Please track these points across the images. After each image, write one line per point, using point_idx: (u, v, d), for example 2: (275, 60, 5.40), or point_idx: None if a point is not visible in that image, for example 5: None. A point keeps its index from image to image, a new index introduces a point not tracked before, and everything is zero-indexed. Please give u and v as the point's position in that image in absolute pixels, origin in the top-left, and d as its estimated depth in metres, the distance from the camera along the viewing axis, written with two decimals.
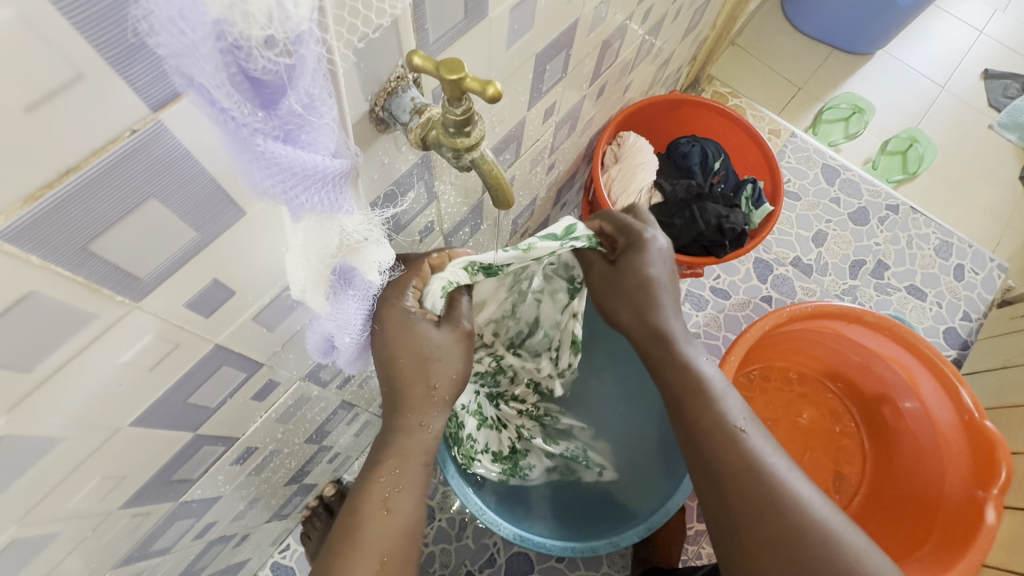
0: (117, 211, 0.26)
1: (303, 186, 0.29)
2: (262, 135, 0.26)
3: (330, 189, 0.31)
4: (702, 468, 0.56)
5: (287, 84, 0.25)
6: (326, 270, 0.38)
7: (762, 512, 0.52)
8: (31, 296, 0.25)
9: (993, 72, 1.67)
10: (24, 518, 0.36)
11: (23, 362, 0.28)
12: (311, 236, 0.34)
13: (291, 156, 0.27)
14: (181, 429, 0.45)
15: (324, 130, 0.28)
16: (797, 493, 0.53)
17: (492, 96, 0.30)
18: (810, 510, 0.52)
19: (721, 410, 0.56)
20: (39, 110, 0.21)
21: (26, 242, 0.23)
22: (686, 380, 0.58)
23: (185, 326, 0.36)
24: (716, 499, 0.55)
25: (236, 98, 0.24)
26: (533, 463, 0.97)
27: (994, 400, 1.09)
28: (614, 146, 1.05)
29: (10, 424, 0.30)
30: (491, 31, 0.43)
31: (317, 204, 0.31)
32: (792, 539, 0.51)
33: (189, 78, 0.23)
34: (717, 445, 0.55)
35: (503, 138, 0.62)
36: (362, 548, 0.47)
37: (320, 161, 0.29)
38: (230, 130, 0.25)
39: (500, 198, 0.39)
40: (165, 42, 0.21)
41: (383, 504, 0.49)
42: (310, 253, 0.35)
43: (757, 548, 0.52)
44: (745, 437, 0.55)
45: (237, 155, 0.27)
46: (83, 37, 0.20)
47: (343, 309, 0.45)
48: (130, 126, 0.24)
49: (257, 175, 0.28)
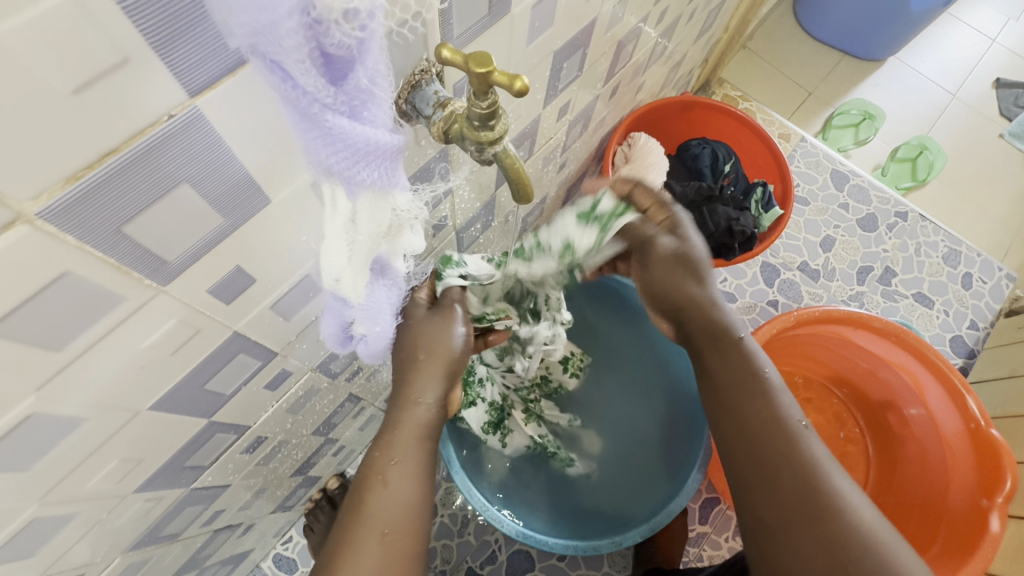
0: (152, 194, 0.27)
1: (365, 162, 0.30)
2: (330, 111, 0.26)
3: (387, 164, 0.31)
4: (748, 458, 0.54)
5: (356, 60, 0.26)
6: (370, 255, 0.37)
7: (814, 511, 0.49)
8: (65, 276, 0.26)
9: (1005, 81, 1.66)
10: (45, 496, 0.37)
11: (53, 341, 0.28)
12: (364, 214, 0.33)
13: (355, 132, 0.28)
14: (196, 415, 0.45)
15: (382, 106, 0.29)
16: (852, 500, 0.50)
17: (519, 91, 0.31)
18: (866, 519, 0.49)
19: (780, 403, 0.54)
20: (85, 93, 0.21)
21: (64, 223, 0.24)
22: (730, 370, 0.57)
23: (206, 311, 0.36)
24: (762, 493, 0.52)
25: (312, 74, 0.24)
26: (516, 432, 0.97)
27: (1000, 409, 1.09)
28: (624, 146, 1.03)
29: (39, 403, 0.30)
30: (513, 26, 0.44)
31: (376, 181, 0.31)
32: (844, 541, 0.48)
33: (265, 56, 0.23)
34: (771, 435, 0.53)
35: (519, 135, 0.63)
36: (365, 520, 0.48)
37: (381, 136, 0.29)
38: (300, 105, 0.26)
39: (520, 193, 0.40)
40: (246, 20, 0.22)
41: (379, 478, 0.50)
42: (362, 231, 0.34)
43: (803, 547, 0.49)
44: (805, 435, 0.53)
45: (302, 131, 0.27)
46: (129, 21, 0.21)
47: (375, 298, 0.44)
48: (168, 111, 0.24)
49: (323, 153, 0.28)
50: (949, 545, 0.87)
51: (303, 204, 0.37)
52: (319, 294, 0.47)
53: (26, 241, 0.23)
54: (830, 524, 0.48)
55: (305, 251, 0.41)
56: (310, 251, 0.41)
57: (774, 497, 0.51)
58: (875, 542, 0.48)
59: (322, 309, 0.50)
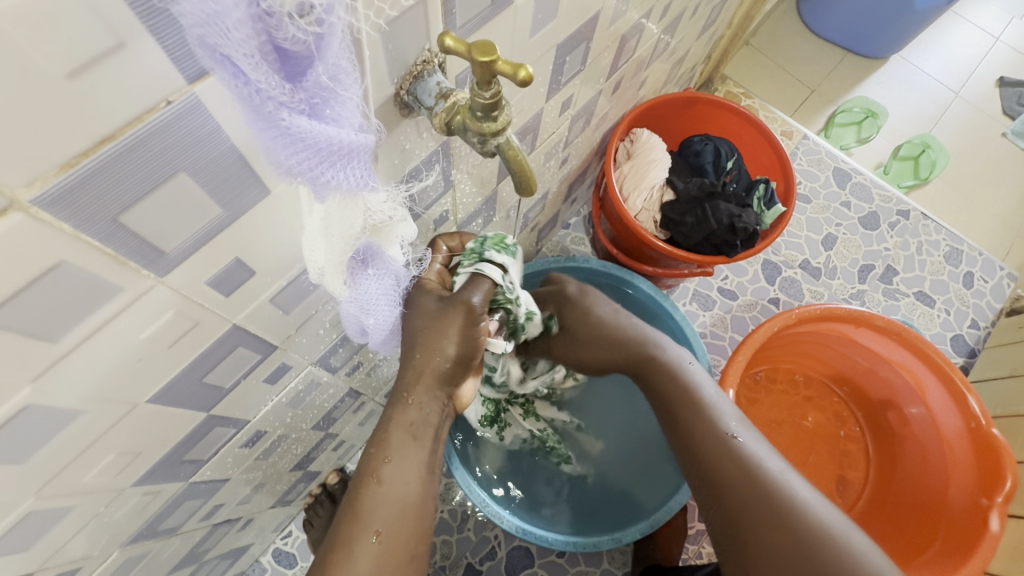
0: (149, 183, 0.26)
1: (327, 163, 0.29)
2: (287, 108, 0.26)
3: (353, 165, 0.31)
4: (702, 470, 0.60)
5: (314, 55, 0.25)
6: (349, 251, 0.38)
7: (765, 508, 0.54)
8: (61, 266, 0.25)
9: (1009, 79, 1.65)
10: (43, 489, 0.37)
11: (49, 332, 0.28)
12: (337, 217, 0.34)
13: (316, 131, 0.27)
14: (195, 409, 0.45)
15: (347, 104, 0.28)
16: (797, 492, 0.55)
17: (523, 80, 0.30)
18: (813, 508, 0.54)
19: (714, 418, 0.61)
20: (81, 77, 0.21)
21: (59, 210, 0.24)
22: (671, 392, 0.65)
23: (204, 303, 0.36)
24: (721, 504, 0.57)
25: (266, 69, 0.24)
26: (512, 425, 0.97)
27: (1000, 408, 1.09)
28: (627, 142, 1.05)
29: (35, 394, 0.30)
30: (516, 18, 0.43)
31: (341, 181, 0.31)
32: (797, 531, 0.53)
33: (215, 50, 0.22)
34: (715, 449, 0.59)
35: (521, 129, 0.62)
36: (358, 520, 0.48)
37: (345, 136, 0.29)
38: (254, 104, 0.25)
39: (523, 185, 0.39)
40: (192, 10, 0.21)
41: (373, 476, 0.50)
42: (337, 234, 0.35)
43: (759, 540, 0.54)
44: (740, 443, 0.59)
45: (260, 132, 0.26)
46: (125, 4, 0.20)
47: (365, 289, 0.44)
48: (165, 98, 0.24)
49: (283, 154, 0.27)
50: (948, 544, 0.87)
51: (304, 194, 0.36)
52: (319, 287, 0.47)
53: (21, 229, 0.23)
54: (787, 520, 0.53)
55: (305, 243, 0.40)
56: None
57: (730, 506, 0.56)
58: (827, 528, 0.53)
59: (322, 302, 0.49)
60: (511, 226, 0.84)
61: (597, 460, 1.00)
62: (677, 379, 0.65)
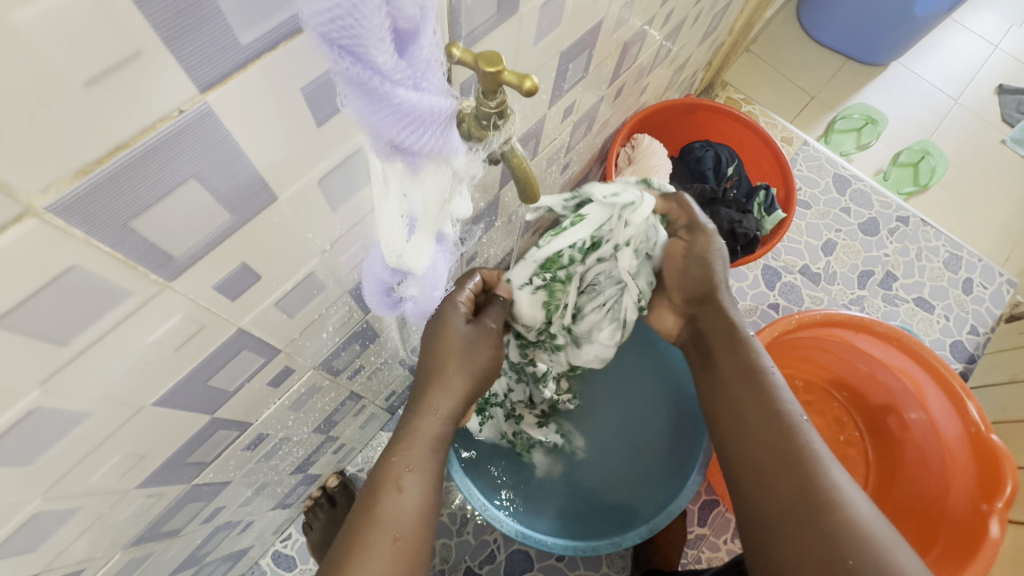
0: (161, 189, 0.27)
1: (428, 132, 0.30)
2: (401, 86, 0.26)
3: (446, 134, 0.32)
4: (752, 453, 0.54)
5: (418, 29, 0.26)
6: (432, 224, 0.37)
7: (810, 509, 0.48)
8: (72, 270, 0.26)
9: (1007, 87, 1.66)
10: (49, 490, 0.37)
11: (60, 335, 0.28)
12: (427, 186, 0.34)
13: (424, 103, 0.28)
14: (200, 412, 0.45)
15: (436, 72, 0.29)
16: (849, 494, 0.48)
17: (529, 89, 0.31)
18: (867, 522, 0.47)
19: (778, 398, 0.55)
20: (96, 86, 0.21)
21: (73, 216, 0.24)
22: (735, 369, 0.59)
23: (212, 307, 0.36)
24: (762, 488, 0.52)
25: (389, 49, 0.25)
26: (492, 419, 0.96)
27: (1001, 414, 1.09)
28: (628, 148, 1.04)
29: (44, 396, 0.30)
30: (521, 26, 0.44)
31: (440, 153, 0.32)
32: (845, 540, 0.46)
33: (340, 39, 0.23)
34: (767, 434, 0.53)
35: (524, 135, 0.63)
36: (377, 523, 0.46)
37: (444, 105, 0.30)
38: (374, 89, 0.26)
39: (528, 192, 0.40)
40: (325, 7, 0.22)
41: (394, 483, 0.49)
42: (427, 206, 0.35)
43: (799, 543, 0.47)
44: (803, 428, 0.53)
45: (375, 115, 0.27)
46: (144, 17, 0.21)
47: (436, 264, 0.43)
48: (178, 107, 0.24)
49: (391, 129, 0.28)
50: (949, 549, 0.87)
51: (312, 198, 0.37)
52: (323, 291, 0.47)
53: (35, 235, 0.23)
54: (829, 519, 0.47)
55: (312, 247, 0.41)
56: (316, 248, 0.41)
57: (771, 490, 0.51)
58: (874, 539, 0.46)
59: (326, 305, 0.50)
60: (513, 231, 0.84)
61: (595, 464, 1.00)
62: (746, 358, 0.59)
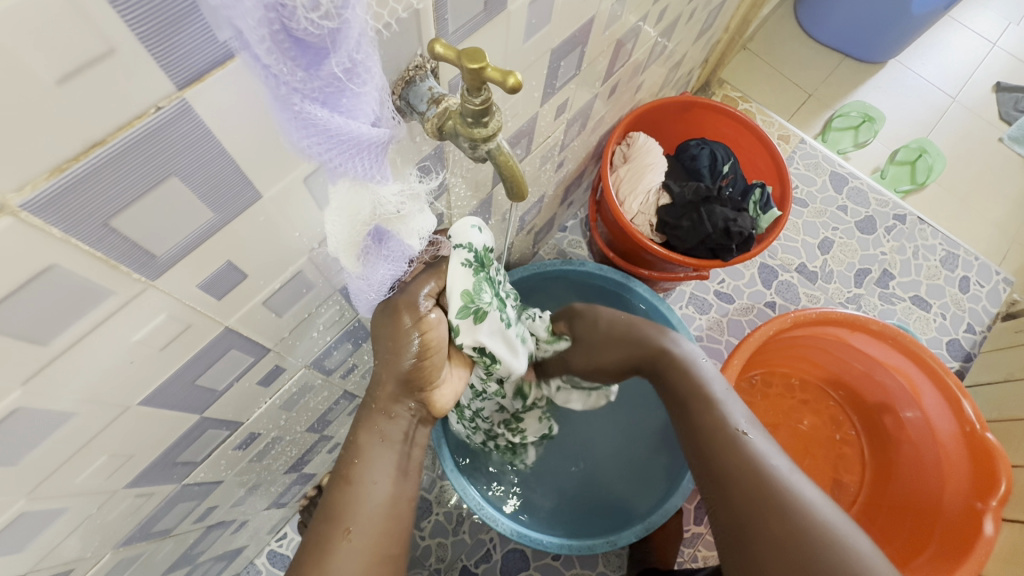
0: (139, 186, 0.26)
1: (334, 145, 0.30)
2: (300, 95, 0.27)
3: (365, 150, 0.32)
4: (707, 462, 0.56)
5: (329, 47, 0.26)
6: (360, 233, 0.39)
7: (767, 512, 0.50)
8: (52, 269, 0.26)
9: (1005, 84, 1.66)
10: (34, 491, 0.37)
11: (40, 335, 0.28)
12: (344, 200, 0.35)
13: (327, 119, 0.28)
14: (188, 411, 0.45)
15: (364, 95, 0.29)
16: (806, 495, 0.50)
17: (512, 87, 0.31)
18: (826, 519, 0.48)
19: (722, 412, 0.57)
20: (68, 82, 0.21)
21: (50, 215, 0.24)
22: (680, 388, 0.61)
23: (198, 307, 0.36)
24: (723, 496, 0.53)
25: (276, 55, 0.25)
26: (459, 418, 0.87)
27: (995, 413, 1.09)
28: (624, 146, 1.05)
29: (26, 397, 0.30)
30: (509, 24, 0.43)
31: (348, 169, 0.32)
32: (805, 538, 0.48)
33: (235, 30, 0.24)
34: (722, 445, 0.55)
35: (516, 133, 0.62)
36: (332, 518, 0.48)
37: (357, 127, 0.30)
38: (271, 86, 0.26)
39: (513, 190, 0.39)
40: None
41: (344, 478, 0.50)
42: (344, 217, 0.36)
43: (764, 547, 0.49)
44: (750, 438, 0.55)
45: (276, 113, 0.28)
46: (118, 13, 0.21)
47: (376, 270, 0.44)
48: (154, 104, 0.24)
49: (294, 134, 0.29)
50: (943, 549, 0.87)
51: (299, 195, 0.36)
52: (313, 289, 0.47)
53: (12, 233, 0.23)
54: (788, 521, 0.49)
55: (299, 245, 0.40)
56: (304, 246, 0.41)
57: (735, 496, 0.52)
58: (832, 538, 0.47)
59: (316, 304, 0.50)
60: (507, 230, 0.84)
61: (587, 463, 1.00)
62: (692, 378, 0.61)
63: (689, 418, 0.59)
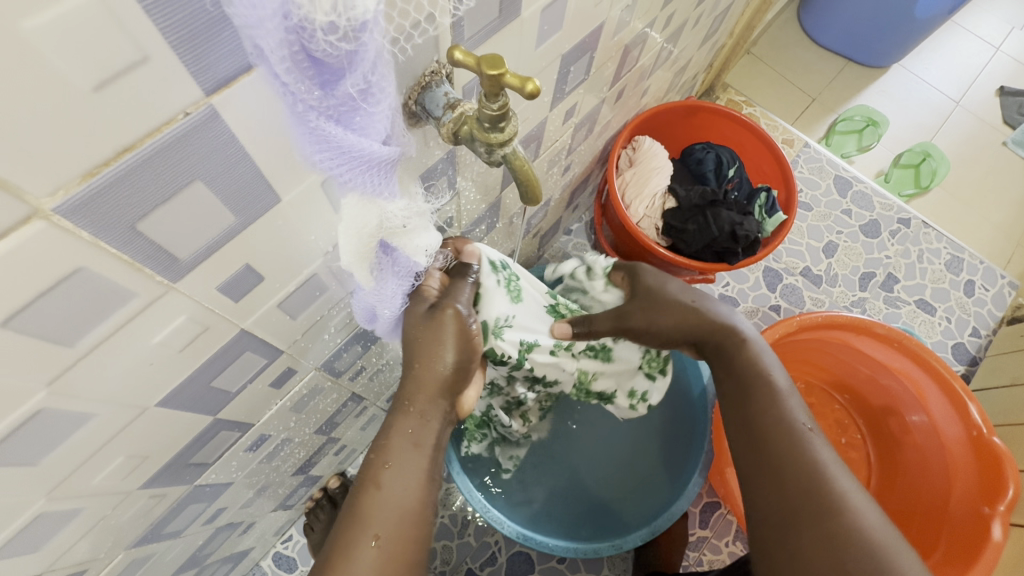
0: (166, 190, 0.27)
1: (350, 163, 0.32)
2: (315, 113, 0.28)
3: (376, 169, 0.33)
4: (751, 455, 0.55)
5: (347, 68, 0.27)
6: (367, 251, 0.40)
7: (819, 514, 0.48)
8: (79, 271, 0.26)
9: (1009, 89, 1.66)
10: (53, 491, 0.37)
11: (64, 337, 0.28)
12: (353, 214, 0.36)
13: (341, 136, 0.29)
14: (202, 413, 0.45)
15: (378, 115, 0.30)
16: (858, 503, 0.48)
17: (531, 92, 0.31)
18: (870, 526, 0.47)
19: (783, 406, 0.55)
20: (104, 90, 0.22)
21: (81, 218, 0.24)
22: (741, 373, 0.59)
23: (216, 309, 0.36)
24: (767, 492, 0.52)
25: (295, 77, 0.26)
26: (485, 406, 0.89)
27: (1001, 417, 1.09)
28: (629, 150, 1.06)
29: (50, 397, 0.31)
30: (522, 30, 0.44)
31: (362, 185, 0.34)
32: (850, 538, 0.46)
33: (259, 54, 0.24)
34: (780, 440, 0.53)
35: (525, 137, 0.63)
36: (361, 523, 0.45)
37: (368, 143, 0.31)
38: (290, 106, 0.27)
39: (528, 193, 0.40)
40: (241, 21, 0.23)
41: (372, 481, 0.47)
42: (354, 232, 0.37)
43: (804, 546, 0.48)
44: (809, 438, 0.53)
45: (296, 133, 0.29)
46: (152, 21, 0.21)
47: (385, 287, 0.46)
48: (184, 109, 0.25)
49: (310, 151, 0.30)
50: (954, 552, 0.87)
51: (316, 200, 0.37)
52: (326, 291, 0.47)
53: (41, 238, 0.23)
54: (833, 526, 0.47)
55: (314, 249, 0.41)
56: (319, 249, 0.41)
57: (779, 493, 0.51)
58: (880, 549, 0.46)
59: (329, 307, 0.50)
60: (514, 233, 0.84)
61: (592, 466, 0.99)
62: (755, 367, 0.59)
63: (743, 407, 0.58)
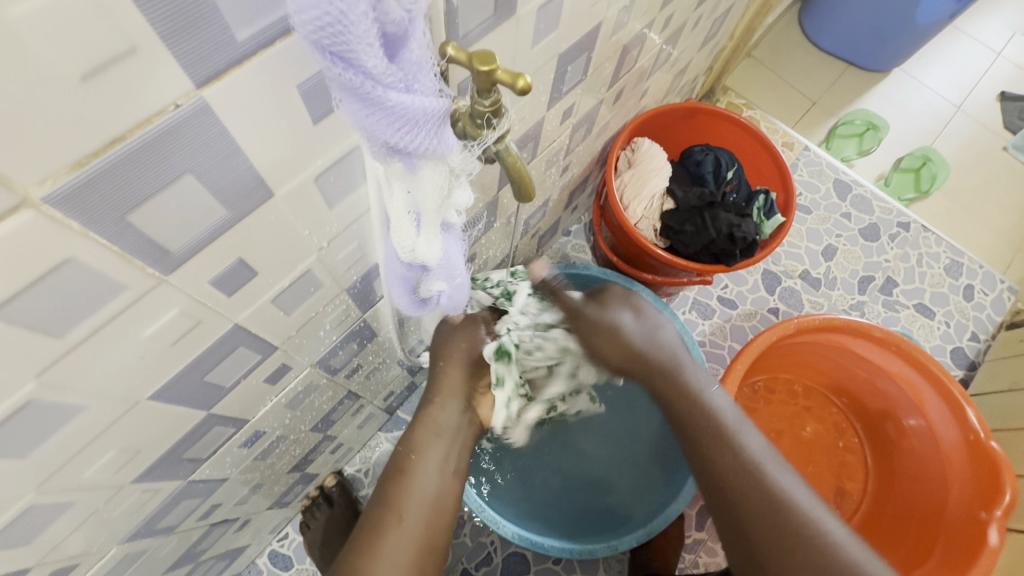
0: (159, 181, 0.27)
1: (424, 130, 0.30)
2: (389, 88, 0.27)
3: (440, 132, 0.31)
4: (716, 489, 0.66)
5: (405, 34, 0.27)
6: (437, 221, 0.38)
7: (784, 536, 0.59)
8: (69, 262, 0.26)
9: (1009, 94, 1.66)
10: (44, 484, 0.37)
11: (55, 328, 0.28)
12: (425, 194, 0.35)
13: (413, 104, 0.29)
14: (196, 408, 0.45)
15: (429, 79, 0.30)
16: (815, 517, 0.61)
17: (522, 89, 0.31)
18: (832, 526, 0.60)
19: (735, 443, 0.65)
20: (93, 80, 0.22)
21: (69, 208, 0.24)
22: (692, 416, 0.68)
23: (209, 303, 0.37)
24: (734, 523, 0.63)
25: (375, 52, 0.25)
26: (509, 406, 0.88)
27: (1000, 421, 1.09)
28: (628, 152, 1.06)
29: (41, 389, 0.31)
30: (518, 28, 0.44)
31: (432, 150, 0.31)
32: (809, 553, 0.58)
33: (327, 49, 0.25)
34: (740, 477, 0.63)
35: (522, 137, 0.63)
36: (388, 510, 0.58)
37: (433, 107, 0.30)
38: (362, 89, 0.26)
39: (521, 192, 0.39)
40: (311, 16, 0.23)
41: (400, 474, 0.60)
42: (432, 210, 0.36)
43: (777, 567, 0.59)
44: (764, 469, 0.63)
45: (363, 117, 0.28)
46: (140, 12, 0.21)
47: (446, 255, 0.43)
48: (174, 101, 0.25)
49: (386, 134, 0.29)
50: (949, 557, 0.87)
51: (309, 195, 0.37)
52: (320, 288, 0.47)
53: (30, 227, 0.23)
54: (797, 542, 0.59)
55: (307, 244, 0.41)
56: (313, 245, 0.42)
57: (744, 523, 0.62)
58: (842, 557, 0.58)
59: (324, 303, 0.50)
60: (512, 233, 0.84)
61: (589, 466, 1.00)
62: (706, 410, 0.68)
63: (702, 446, 0.67)
